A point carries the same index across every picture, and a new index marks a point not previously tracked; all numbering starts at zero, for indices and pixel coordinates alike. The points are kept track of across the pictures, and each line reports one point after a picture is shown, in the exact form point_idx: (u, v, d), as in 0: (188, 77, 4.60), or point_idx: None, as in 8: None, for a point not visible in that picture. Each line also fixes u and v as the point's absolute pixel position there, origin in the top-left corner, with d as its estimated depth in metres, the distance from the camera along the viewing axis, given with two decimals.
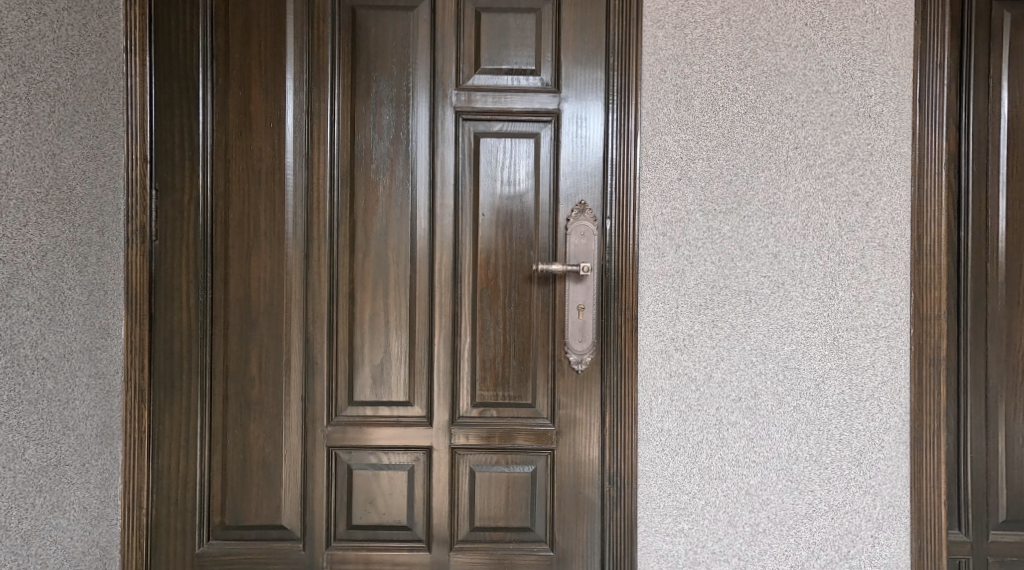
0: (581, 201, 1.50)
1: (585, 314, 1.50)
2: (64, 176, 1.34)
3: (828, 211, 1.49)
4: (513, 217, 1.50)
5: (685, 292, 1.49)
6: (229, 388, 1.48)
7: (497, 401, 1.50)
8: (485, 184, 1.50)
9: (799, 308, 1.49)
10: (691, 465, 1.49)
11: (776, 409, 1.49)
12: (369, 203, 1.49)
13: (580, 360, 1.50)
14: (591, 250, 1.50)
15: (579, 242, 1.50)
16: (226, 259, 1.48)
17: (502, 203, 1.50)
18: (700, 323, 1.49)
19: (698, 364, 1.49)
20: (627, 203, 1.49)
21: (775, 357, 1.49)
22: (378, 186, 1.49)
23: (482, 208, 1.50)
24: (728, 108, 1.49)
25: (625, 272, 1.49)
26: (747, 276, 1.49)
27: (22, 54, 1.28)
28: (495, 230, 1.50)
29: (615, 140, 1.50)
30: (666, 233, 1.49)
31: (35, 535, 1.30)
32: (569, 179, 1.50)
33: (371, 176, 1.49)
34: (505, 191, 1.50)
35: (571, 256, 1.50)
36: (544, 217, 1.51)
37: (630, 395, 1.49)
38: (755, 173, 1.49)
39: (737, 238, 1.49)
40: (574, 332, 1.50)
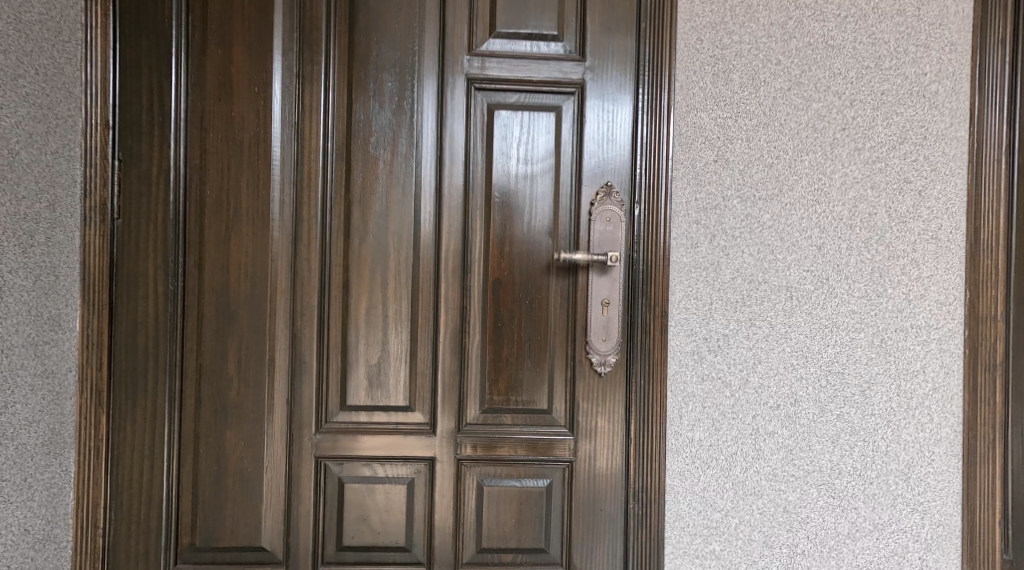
0: (607, 184, 1.34)
1: (610, 310, 1.33)
2: (4, 139, 1.14)
3: (877, 200, 1.35)
4: (531, 199, 1.33)
5: (720, 287, 1.34)
6: (203, 391, 1.28)
7: (511, 406, 1.33)
8: (499, 163, 1.33)
9: (844, 306, 1.35)
10: (724, 480, 1.33)
11: (817, 418, 1.34)
12: (368, 181, 1.31)
13: (604, 362, 1.33)
14: (618, 239, 1.34)
15: (604, 229, 1.34)
16: (201, 243, 1.28)
17: (517, 184, 1.33)
18: (736, 322, 1.34)
19: (733, 367, 1.34)
20: (658, 187, 1.34)
21: (817, 360, 1.35)
22: (379, 163, 1.31)
23: (495, 190, 1.33)
24: (771, 84, 1.34)
25: (656, 264, 1.33)
26: (788, 270, 1.34)
27: None
28: (510, 217, 1.33)
29: (646, 117, 1.34)
30: (700, 221, 1.33)
31: None
32: (594, 160, 1.34)
33: (371, 151, 1.31)
34: (523, 172, 1.33)
35: (596, 245, 1.33)
36: (564, 201, 1.34)
37: (661, 401, 1.33)
38: (798, 157, 1.34)
39: (778, 228, 1.34)
40: (597, 331, 1.33)
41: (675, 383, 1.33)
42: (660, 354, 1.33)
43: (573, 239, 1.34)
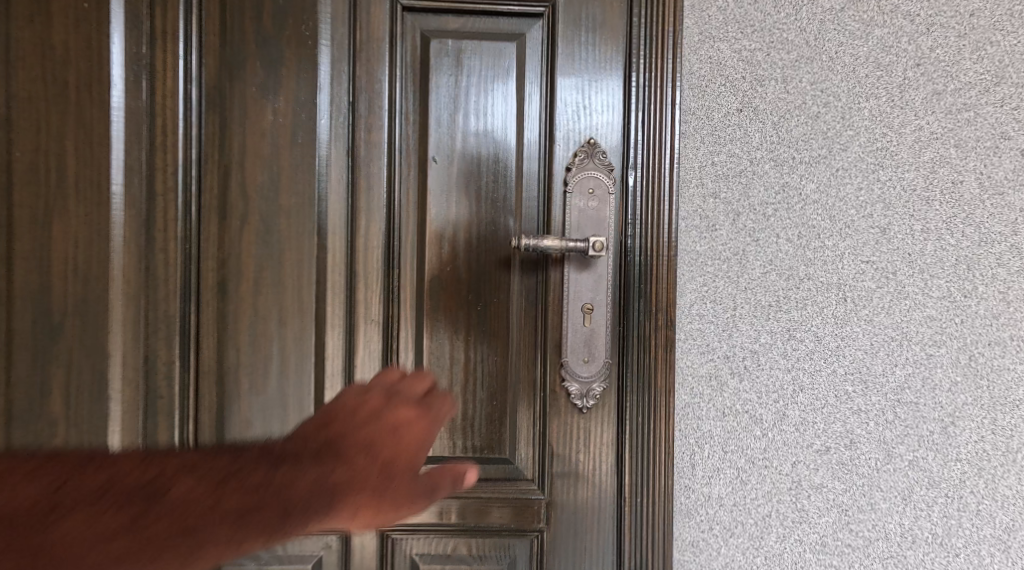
0: (590, 140, 0.96)
1: (595, 319, 0.96)
2: None
3: (962, 163, 0.97)
4: (482, 164, 0.96)
5: (746, 285, 0.97)
6: (14, 439, 0.90)
7: (455, 454, 0.97)
8: (439, 116, 0.95)
9: (918, 311, 0.97)
10: (753, 553, 0.97)
11: (881, 466, 0.98)
12: (253, 139, 0.93)
13: (588, 393, 0.97)
14: (605, 219, 0.96)
15: (585, 205, 0.96)
16: (8, 228, 0.89)
17: (463, 142, 0.95)
18: (769, 334, 0.97)
19: (765, 397, 0.97)
20: (660, 146, 0.96)
21: (880, 387, 0.97)
22: (268, 116, 0.93)
23: (432, 150, 0.95)
24: (817, 3, 0.96)
25: (658, 254, 0.96)
26: (841, 262, 0.97)
27: None
28: (454, 190, 0.96)
29: (644, 46, 0.96)
30: (718, 194, 0.97)
31: None
32: (572, 111, 0.96)
33: (258, 98, 0.93)
34: (473, 128, 0.96)
35: (573, 228, 0.96)
36: (530, 166, 0.96)
37: (664, 446, 0.96)
38: (854, 104, 0.97)
39: (826, 202, 0.97)
40: (574, 349, 0.96)
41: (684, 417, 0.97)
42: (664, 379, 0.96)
43: (542, 220, 0.96)
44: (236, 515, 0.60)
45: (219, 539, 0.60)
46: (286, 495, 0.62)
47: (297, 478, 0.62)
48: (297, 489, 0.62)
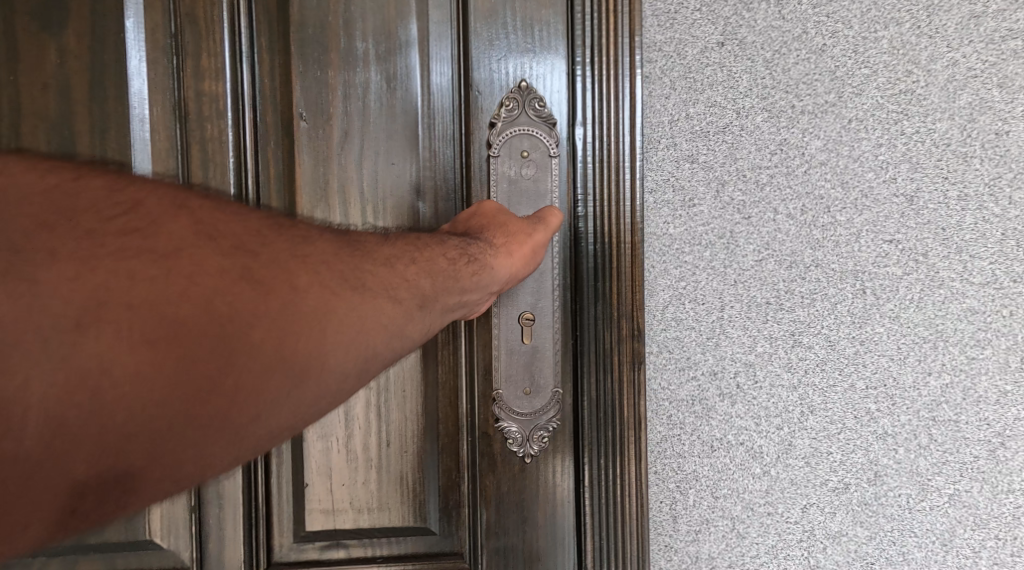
0: (521, 84, 0.74)
1: (540, 332, 0.74)
2: None
3: (1010, 107, 0.73)
4: (367, 117, 0.75)
5: (738, 279, 0.74)
6: None
7: (358, 529, 0.75)
8: (307, 54, 0.74)
9: (956, 303, 0.74)
10: None
11: (915, 504, 0.75)
12: (31, 94, 0.73)
13: (536, 437, 0.75)
14: (546, 194, 0.74)
15: (521, 171, 0.74)
16: None
17: (340, 88, 0.74)
18: (767, 340, 0.74)
19: (765, 423, 0.75)
20: (609, 88, 0.73)
21: (910, 403, 0.75)
22: (52, 59, 0.73)
23: (297, 99, 0.74)
24: None
25: (619, 246, 0.73)
26: (857, 243, 0.74)
27: None
28: (335, 163, 0.75)
29: None
30: (696, 157, 0.74)
31: None
32: (487, 50, 0.74)
33: (35, 37, 0.73)
34: (352, 76, 0.74)
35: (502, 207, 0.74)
36: (438, 119, 0.75)
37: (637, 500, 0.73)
38: (868, 32, 0.73)
39: (836, 164, 0.74)
40: (514, 374, 0.74)
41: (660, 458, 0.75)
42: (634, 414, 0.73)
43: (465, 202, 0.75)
44: (360, 279, 0.52)
45: (353, 329, 0.51)
46: (400, 267, 0.55)
47: (415, 258, 0.57)
48: (415, 273, 0.56)
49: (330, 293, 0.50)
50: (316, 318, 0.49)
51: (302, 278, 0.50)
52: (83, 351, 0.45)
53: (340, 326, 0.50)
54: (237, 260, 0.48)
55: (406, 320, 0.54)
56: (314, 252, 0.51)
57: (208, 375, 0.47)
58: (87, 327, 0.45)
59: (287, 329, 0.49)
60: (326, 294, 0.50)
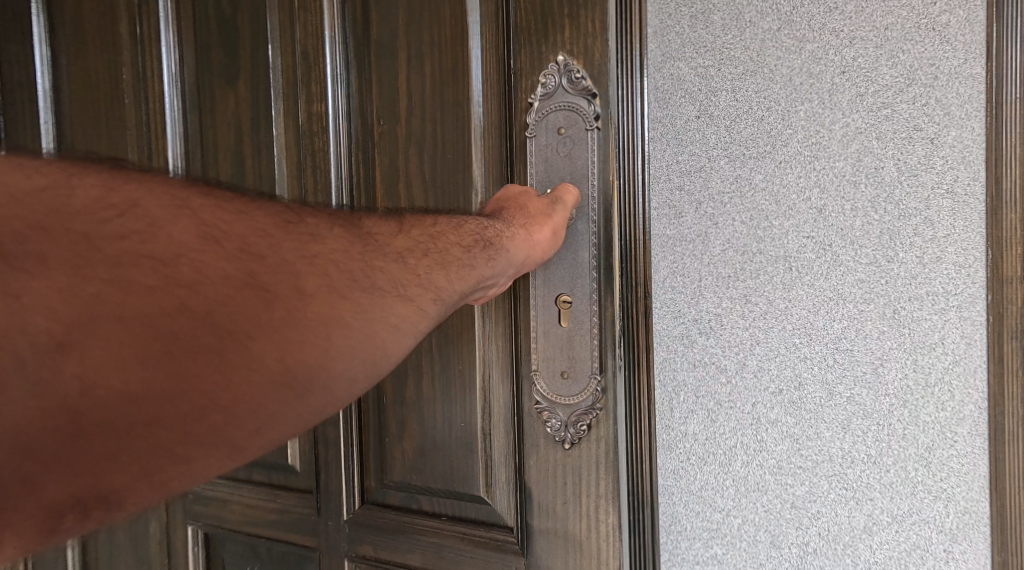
0: (557, 61, 1.14)
1: (569, 314, 1.17)
2: None
3: (883, 152, 1.17)
4: (428, 121, 1.23)
5: (709, 262, 1.20)
6: None
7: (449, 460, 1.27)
8: (380, 83, 1.25)
9: (851, 275, 1.19)
10: (722, 477, 1.21)
11: (825, 403, 1.20)
12: (222, 121, 1.39)
13: (570, 414, 1.17)
14: (581, 157, 1.14)
15: (555, 142, 1.15)
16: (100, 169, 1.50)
17: (405, 102, 1.24)
18: (729, 300, 1.20)
19: (728, 352, 1.20)
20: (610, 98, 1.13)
21: (822, 338, 1.19)
22: (231, 99, 1.38)
23: (378, 111, 1.26)
24: (758, 24, 1.18)
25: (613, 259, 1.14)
26: (786, 238, 1.19)
27: None
28: (423, 145, 1.23)
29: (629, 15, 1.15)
30: (683, 187, 1.20)
31: None
32: (532, 51, 1.16)
33: (223, 90, 1.38)
34: (416, 73, 1.23)
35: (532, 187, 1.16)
36: (493, 107, 1.19)
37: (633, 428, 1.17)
38: (792, 108, 1.18)
39: (772, 190, 1.19)
40: (554, 353, 1.17)
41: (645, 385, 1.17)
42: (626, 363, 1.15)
43: (507, 163, 1.18)
44: (370, 282, 0.83)
45: (348, 328, 0.79)
46: (410, 259, 0.88)
47: (430, 252, 0.91)
48: (432, 267, 0.90)
49: (324, 307, 0.78)
50: (318, 328, 0.78)
51: (307, 288, 0.78)
52: (138, 374, 0.72)
53: (339, 334, 0.79)
54: (245, 269, 0.77)
55: (408, 307, 0.85)
56: (318, 252, 0.81)
57: (231, 381, 0.75)
58: (135, 358, 0.72)
59: (288, 345, 0.77)
60: (336, 299, 0.79)
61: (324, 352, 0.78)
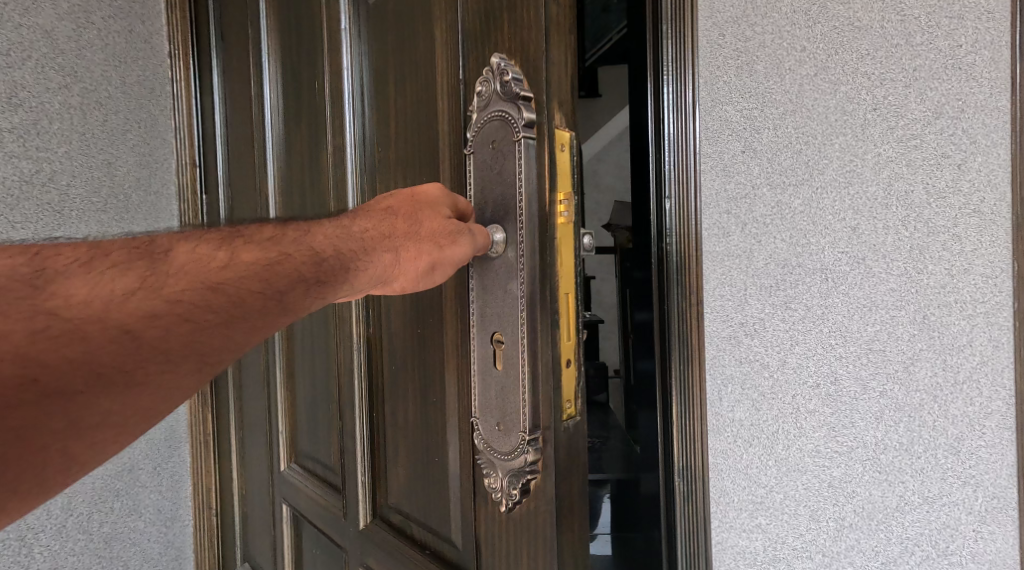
0: (492, 61, 1.02)
1: (504, 356, 1.03)
2: (118, 183, 1.58)
3: (913, 176, 1.34)
4: (400, 138, 1.17)
5: (753, 273, 1.39)
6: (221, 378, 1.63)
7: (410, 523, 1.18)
8: (363, 104, 1.24)
9: (883, 285, 1.36)
10: (766, 457, 1.40)
11: (859, 395, 1.37)
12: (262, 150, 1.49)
13: (502, 472, 1.02)
14: (511, 171, 1.01)
15: (491, 154, 1.03)
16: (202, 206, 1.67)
17: (380, 120, 1.20)
18: (771, 306, 1.39)
19: (770, 349, 1.39)
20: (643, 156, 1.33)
21: (857, 338, 1.37)
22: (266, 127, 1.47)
23: (360, 132, 1.24)
24: (796, 71, 1.37)
25: (544, 295, 1.00)
26: (823, 252, 1.38)
27: (74, 65, 1.52)
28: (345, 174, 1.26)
29: (672, 81, 1.41)
30: (730, 211, 1.40)
31: (114, 537, 1.52)
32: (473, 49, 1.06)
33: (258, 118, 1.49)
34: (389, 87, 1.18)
35: (448, 198, 1.04)
36: (444, 112, 1.10)
37: (567, 487, 1.01)
38: (828, 140, 1.37)
39: (810, 212, 1.38)
40: (490, 403, 1.04)
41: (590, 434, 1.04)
42: (570, 414, 1.02)
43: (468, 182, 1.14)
44: (207, 286, 0.90)
45: (198, 334, 0.89)
46: (241, 275, 0.91)
47: (275, 263, 0.93)
48: (256, 281, 0.92)
49: (184, 325, 0.88)
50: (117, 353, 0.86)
51: (178, 318, 0.88)
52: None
53: (152, 354, 0.87)
54: (42, 315, 0.84)
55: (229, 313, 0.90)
56: (138, 274, 0.88)
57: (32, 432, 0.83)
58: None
59: (122, 370, 0.86)
60: (152, 319, 0.87)
61: (166, 375, 0.88)
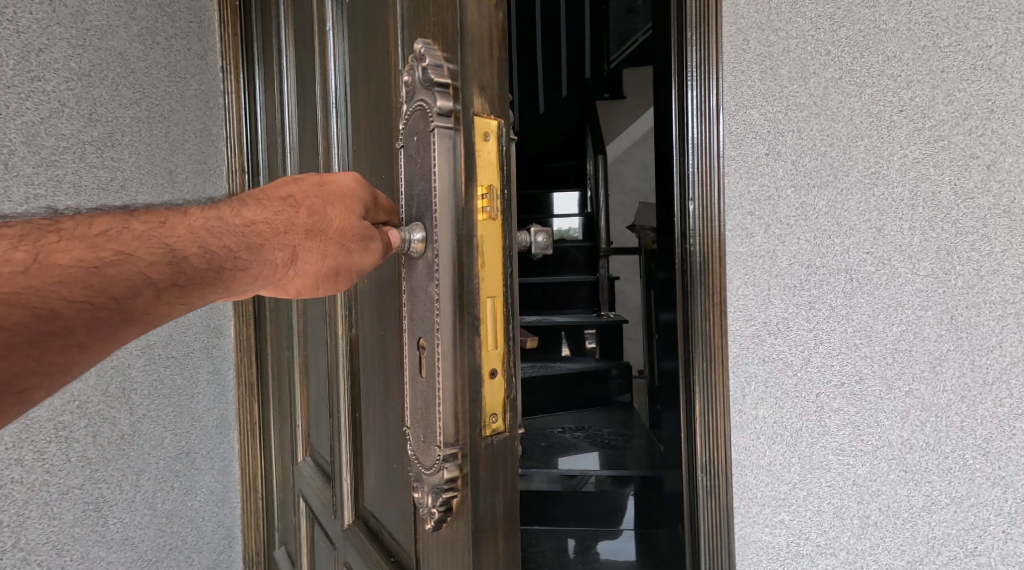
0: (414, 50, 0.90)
1: (427, 364, 0.90)
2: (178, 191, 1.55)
3: (940, 177, 1.36)
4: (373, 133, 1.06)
5: (777, 273, 1.40)
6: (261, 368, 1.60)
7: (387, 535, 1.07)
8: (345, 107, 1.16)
9: (910, 285, 1.37)
10: (790, 454, 1.40)
11: (884, 395, 1.38)
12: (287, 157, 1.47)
13: (425, 484, 0.89)
14: (428, 163, 0.88)
15: (417, 144, 0.90)
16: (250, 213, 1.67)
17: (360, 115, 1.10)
18: (795, 305, 1.40)
19: (794, 348, 1.40)
20: (709, 178, 1.41)
21: (882, 338, 1.38)
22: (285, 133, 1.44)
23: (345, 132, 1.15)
24: (821, 74, 1.39)
25: (464, 300, 0.86)
26: (847, 253, 1.39)
27: (143, 81, 1.48)
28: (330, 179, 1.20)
29: (696, 84, 1.41)
30: (753, 213, 1.41)
31: (173, 514, 1.48)
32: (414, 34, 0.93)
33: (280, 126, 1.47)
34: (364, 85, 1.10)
35: (357, 194, 0.94)
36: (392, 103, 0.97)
37: (490, 508, 0.87)
38: (853, 142, 1.39)
39: (834, 214, 1.39)
40: (418, 415, 0.91)
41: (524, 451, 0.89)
42: (494, 430, 0.88)
43: None
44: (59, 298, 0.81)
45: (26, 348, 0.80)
46: (112, 270, 0.83)
47: (148, 268, 0.85)
48: (116, 288, 0.84)
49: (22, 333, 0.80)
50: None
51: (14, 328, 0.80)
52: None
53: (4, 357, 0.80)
54: None
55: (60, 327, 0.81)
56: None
57: None
58: None
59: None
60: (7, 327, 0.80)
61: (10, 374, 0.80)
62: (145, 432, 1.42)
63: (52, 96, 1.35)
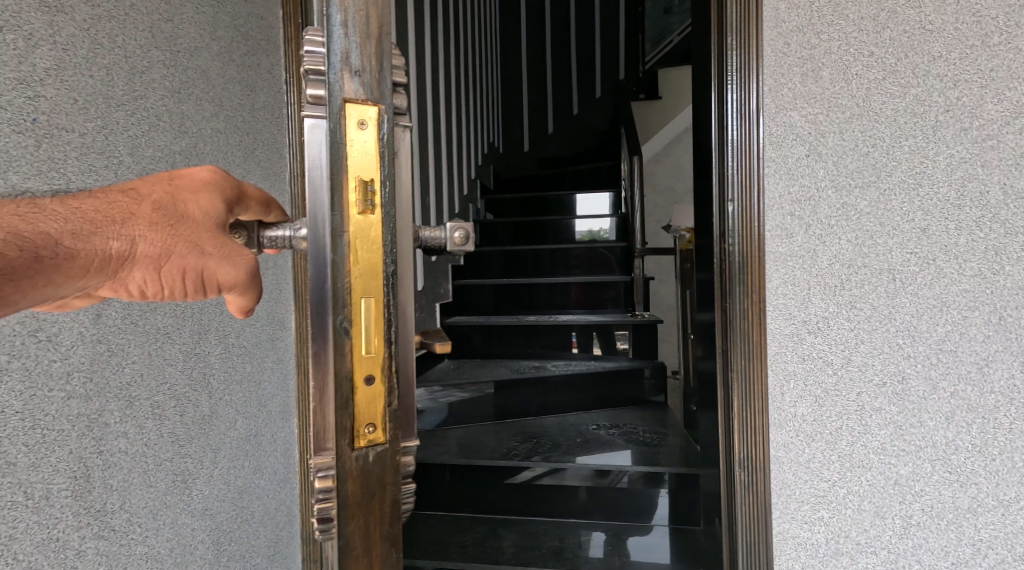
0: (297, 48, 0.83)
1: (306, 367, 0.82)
2: None
3: (988, 177, 1.36)
4: None
5: (817, 273, 1.41)
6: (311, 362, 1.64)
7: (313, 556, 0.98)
8: None
9: (956, 286, 1.38)
10: (830, 452, 1.41)
11: (928, 395, 1.38)
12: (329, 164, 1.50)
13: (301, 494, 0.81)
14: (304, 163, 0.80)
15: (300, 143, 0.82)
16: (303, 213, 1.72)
17: None
18: (835, 305, 1.41)
19: (835, 347, 1.41)
20: (750, 181, 1.42)
21: (925, 339, 1.39)
22: None
23: None
24: (864, 75, 1.39)
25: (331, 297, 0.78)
26: (889, 253, 1.39)
27: (222, 94, 1.50)
28: None
29: (737, 86, 1.42)
30: (793, 213, 1.42)
31: (244, 488, 1.53)
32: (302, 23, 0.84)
33: None
34: None
35: (213, 188, 0.82)
36: None
37: (358, 526, 0.79)
38: (896, 142, 1.39)
39: (876, 213, 1.40)
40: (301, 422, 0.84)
41: (403, 469, 0.80)
42: (369, 440, 0.79)
43: None
44: None
45: None
46: None
47: None
48: None
49: None
50: None
51: None
52: None
53: None
54: None
55: None
56: None
57: None
58: None
59: None
60: None
61: None
62: (222, 414, 1.48)
63: (151, 112, 1.36)
